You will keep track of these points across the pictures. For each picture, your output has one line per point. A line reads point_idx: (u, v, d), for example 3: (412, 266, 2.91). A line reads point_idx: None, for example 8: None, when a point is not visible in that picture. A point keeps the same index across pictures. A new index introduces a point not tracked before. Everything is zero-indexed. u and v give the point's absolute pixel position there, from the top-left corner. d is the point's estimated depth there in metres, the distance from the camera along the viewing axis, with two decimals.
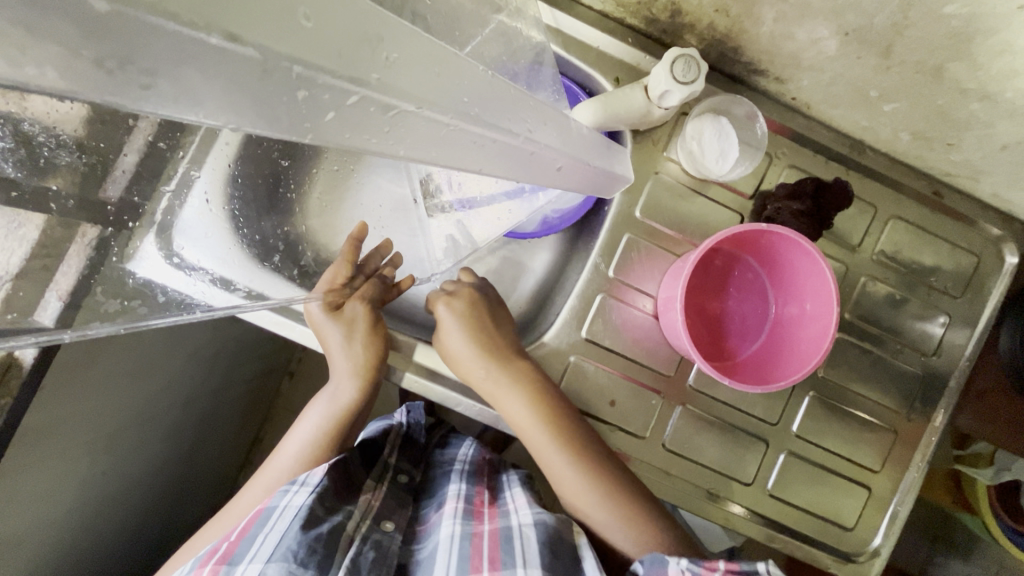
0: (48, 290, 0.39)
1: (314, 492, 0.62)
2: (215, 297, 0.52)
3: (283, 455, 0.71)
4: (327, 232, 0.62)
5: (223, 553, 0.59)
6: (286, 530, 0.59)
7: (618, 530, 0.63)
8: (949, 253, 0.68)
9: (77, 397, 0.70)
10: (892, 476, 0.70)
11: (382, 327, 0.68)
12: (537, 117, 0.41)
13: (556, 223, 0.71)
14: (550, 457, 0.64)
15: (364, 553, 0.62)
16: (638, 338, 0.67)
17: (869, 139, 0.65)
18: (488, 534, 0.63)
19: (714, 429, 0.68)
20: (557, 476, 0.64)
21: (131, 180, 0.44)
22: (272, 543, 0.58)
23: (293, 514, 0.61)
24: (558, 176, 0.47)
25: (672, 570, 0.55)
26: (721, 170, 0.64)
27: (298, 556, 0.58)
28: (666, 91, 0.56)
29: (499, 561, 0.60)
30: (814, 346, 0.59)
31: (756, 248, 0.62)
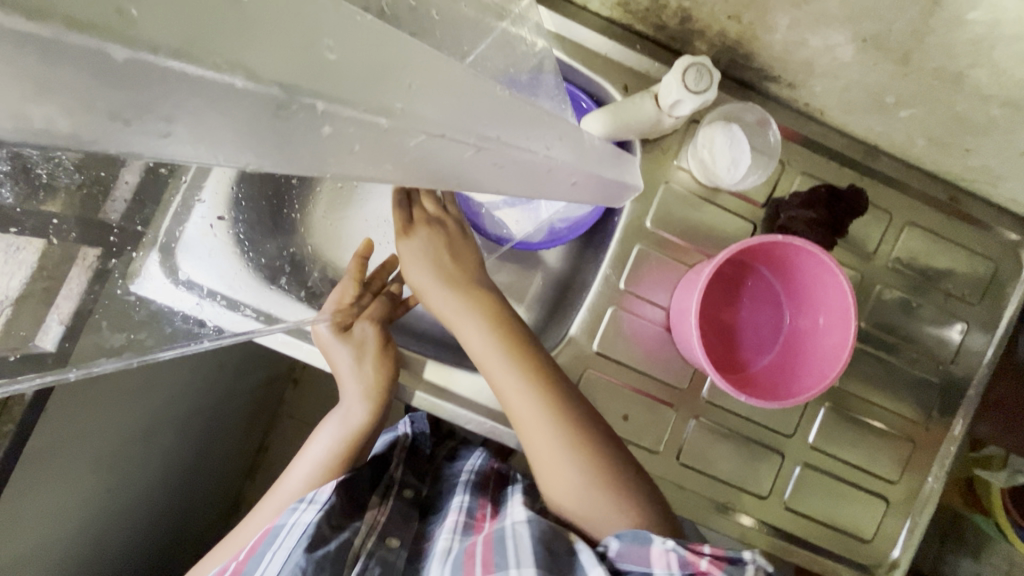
0: (49, 315, 0.38)
1: (322, 509, 0.63)
2: (211, 312, 0.52)
3: (293, 477, 0.70)
4: (331, 246, 0.63)
5: (232, 571, 0.62)
6: (294, 548, 0.60)
7: (601, 511, 0.59)
8: (966, 259, 0.67)
9: (80, 419, 0.69)
10: (910, 486, 0.68)
11: (392, 347, 0.68)
12: (556, 131, 0.40)
13: (565, 234, 0.69)
14: (535, 417, 0.59)
15: (370, 569, 0.62)
16: (650, 351, 0.66)
17: (884, 144, 0.63)
18: (483, 538, 0.61)
19: (728, 441, 0.67)
20: (534, 425, 0.59)
21: (131, 207, 0.41)
22: (280, 563, 0.59)
23: (301, 531, 0.62)
24: (572, 189, 0.46)
25: (655, 549, 0.53)
26: (733, 179, 0.62)
27: (304, 574, 0.59)
28: (678, 100, 0.54)
29: (490, 564, 0.57)
30: (830, 359, 0.57)
31: (769, 258, 0.61)
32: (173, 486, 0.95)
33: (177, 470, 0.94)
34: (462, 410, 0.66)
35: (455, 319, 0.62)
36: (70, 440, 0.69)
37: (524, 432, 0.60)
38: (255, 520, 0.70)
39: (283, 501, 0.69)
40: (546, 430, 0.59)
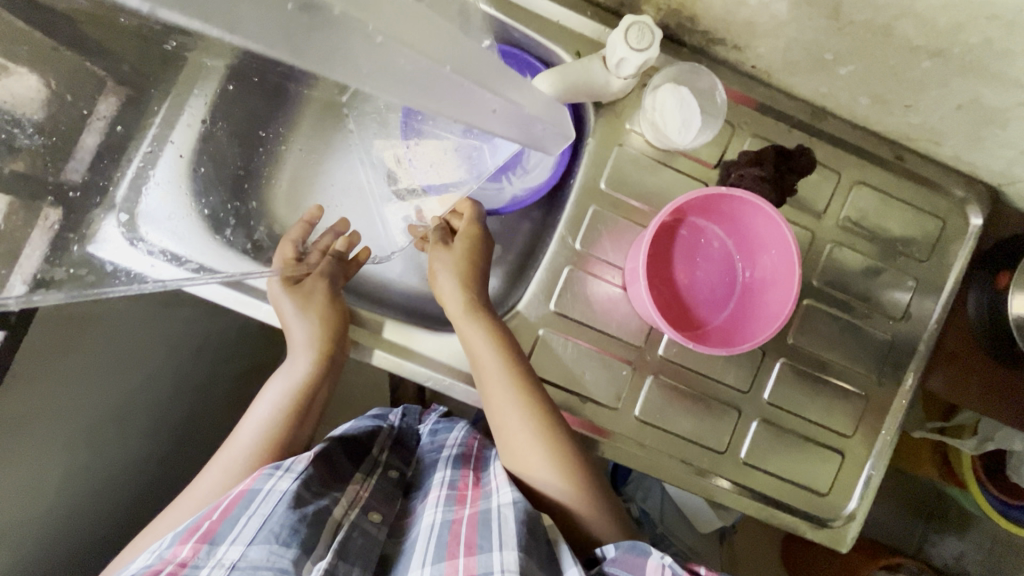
0: (12, 275, 0.45)
1: (299, 478, 0.62)
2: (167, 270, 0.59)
3: (242, 438, 0.69)
4: (284, 206, 0.66)
5: (204, 532, 0.58)
6: (271, 513, 0.58)
7: (542, 466, 0.63)
8: (914, 217, 0.69)
9: (48, 385, 0.71)
10: (866, 442, 0.70)
11: (340, 302, 0.72)
12: (472, 60, 0.47)
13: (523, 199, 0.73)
14: (490, 366, 0.64)
15: (352, 539, 0.61)
16: (608, 310, 0.67)
17: (830, 105, 0.65)
18: (467, 521, 0.61)
19: (685, 399, 0.68)
20: (491, 382, 0.63)
21: (94, 156, 0.50)
22: (256, 525, 0.57)
23: (278, 498, 0.60)
24: (495, 123, 0.51)
25: (652, 562, 0.55)
26: (685, 141, 0.64)
27: (281, 535, 0.57)
28: (622, 59, 0.57)
29: (475, 546, 0.58)
30: (777, 309, 0.60)
31: (718, 214, 0.63)
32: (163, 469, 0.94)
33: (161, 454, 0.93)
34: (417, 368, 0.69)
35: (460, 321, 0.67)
36: (44, 403, 0.71)
37: (485, 394, 0.65)
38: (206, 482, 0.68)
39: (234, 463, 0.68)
40: (500, 384, 0.63)
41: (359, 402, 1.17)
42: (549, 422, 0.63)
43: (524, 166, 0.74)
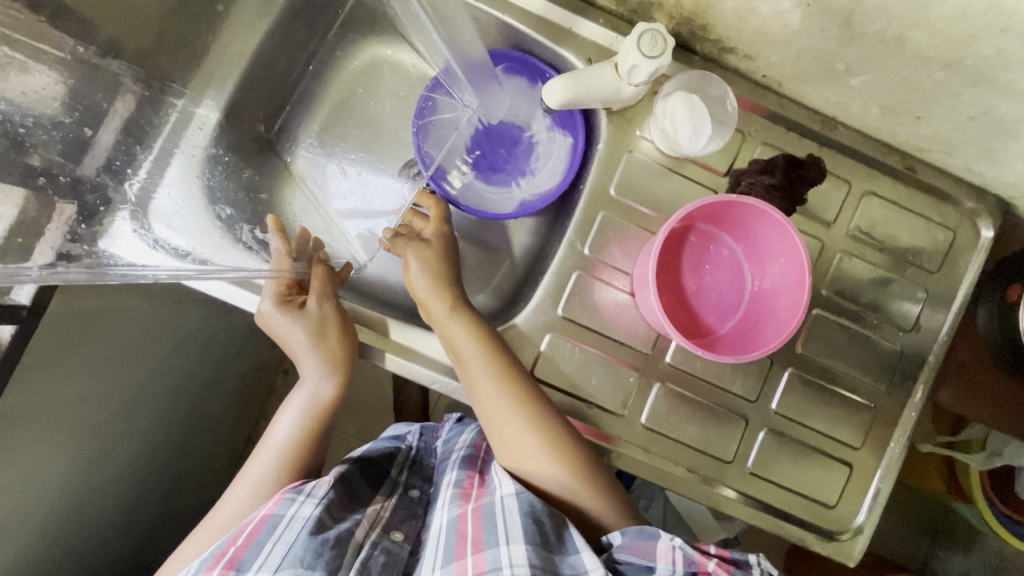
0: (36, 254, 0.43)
1: (321, 503, 0.62)
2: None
3: (263, 458, 0.69)
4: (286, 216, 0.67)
5: (230, 558, 0.57)
6: (295, 540, 0.58)
7: (537, 458, 0.62)
8: (923, 228, 0.69)
9: (61, 383, 0.71)
10: (874, 453, 0.69)
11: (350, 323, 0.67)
12: None
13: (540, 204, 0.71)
14: (472, 358, 0.64)
15: (374, 558, 0.61)
16: (615, 316, 0.67)
17: (841, 115, 0.66)
18: (470, 516, 0.61)
19: (690, 407, 0.67)
20: (475, 374, 0.63)
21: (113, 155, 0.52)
22: (281, 553, 0.57)
23: (301, 524, 0.60)
24: None
25: (661, 545, 0.55)
26: (695, 148, 0.64)
27: (306, 558, 0.57)
28: (634, 66, 0.57)
29: (482, 541, 0.58)
30: (787, 317, 0.59)
31: (728, 221, 0.63)
32: (160, 466, 0.94)
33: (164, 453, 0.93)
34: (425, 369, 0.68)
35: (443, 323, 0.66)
36: (53, 401, 0.71)
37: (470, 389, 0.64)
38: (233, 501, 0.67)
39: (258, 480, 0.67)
40: (484, 378, 0.63)
41: (364, 405, 1.17)
42: (538, 411, 0.63)
43: (531, 177, 0.75)
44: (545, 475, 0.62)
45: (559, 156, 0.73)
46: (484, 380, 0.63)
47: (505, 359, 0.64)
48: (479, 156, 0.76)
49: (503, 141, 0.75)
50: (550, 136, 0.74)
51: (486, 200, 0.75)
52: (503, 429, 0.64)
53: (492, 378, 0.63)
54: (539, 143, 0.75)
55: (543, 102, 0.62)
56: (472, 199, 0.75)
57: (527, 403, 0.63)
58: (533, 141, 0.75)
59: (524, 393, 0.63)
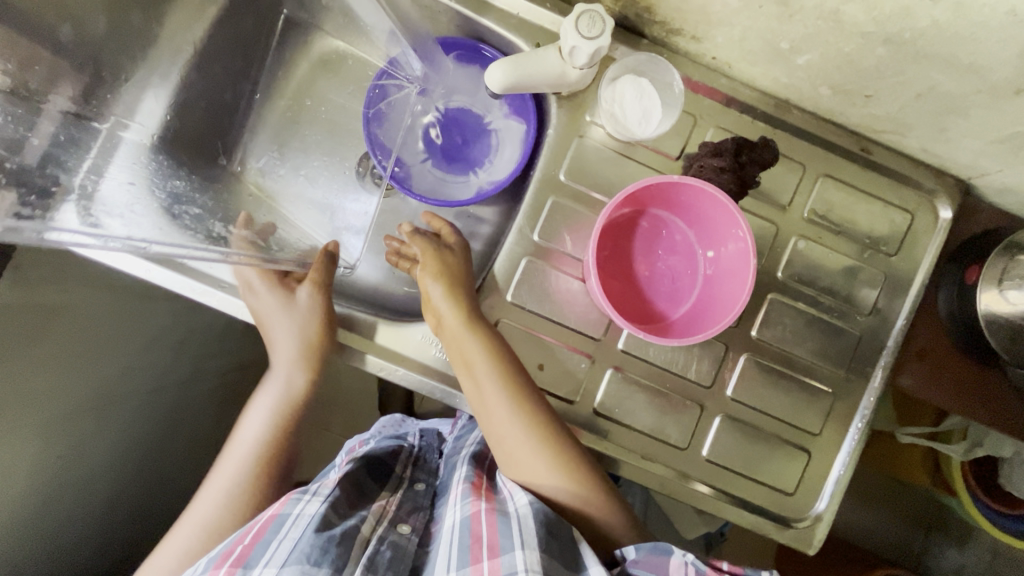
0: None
1: (327, 500, 0.61)
2: (144, 270, 0.63)
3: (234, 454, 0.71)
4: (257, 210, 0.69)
5: (238, 556, 0.55)
6: (300, 536, 0.56)
7: (548, 475, 0.61)
8: (880, 210, 0.68)
9: (18, 375, 0.71)
10: (833, 440, 0.68)
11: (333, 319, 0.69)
12: None
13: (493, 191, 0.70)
14: (485, 377, 0.62)
15: (380, 553, 0.58)
16: (567, 302, 0.66)
17: (793, 97, 0.65)
18: (482, 514, 0.58)
19: (645, 394, 0.66)
20: (488, 393, 0.62)
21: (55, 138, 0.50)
22: (288, 546, 0.55)
23: (306, 521, 0.58)
24: None
25: (674, 561, 0.53)
26: (646, 133, 0.64)
27: (312, 555, 0.54)
28: (574, 49, 0.57)
29: (498, 546, 0.54)
30: (734, 299, 0.58)
31: (680, 207, 0.63)
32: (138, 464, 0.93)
33: (140, 448, 0.92)
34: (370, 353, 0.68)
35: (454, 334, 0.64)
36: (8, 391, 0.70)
37: (481, 404, 0.63)
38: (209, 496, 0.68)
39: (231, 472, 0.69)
40: (495, 390, 0.61)
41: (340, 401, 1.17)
42: (547, 424, 0.62)
43: (488, 167, 0.75)
44: (552, 488, 0.61)
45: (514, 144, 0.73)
46: (495, 391, 0.61)
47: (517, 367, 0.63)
48: (435, 147, 0.75)
49: (460, 131, 0.75)
50: (505, 126, 0.74)
51: (442, 191, 0.75)
52: (512, 442, 0.62)
53: (502, 390, 0.61)
54: (496, 134, 0.74)
55: (488, 87, 0.62)
56: (427, 190, 0.75)
57: (536, 416, 0.62)
58: (490, 132, 0.75)
59: (534, 405, 0.62)
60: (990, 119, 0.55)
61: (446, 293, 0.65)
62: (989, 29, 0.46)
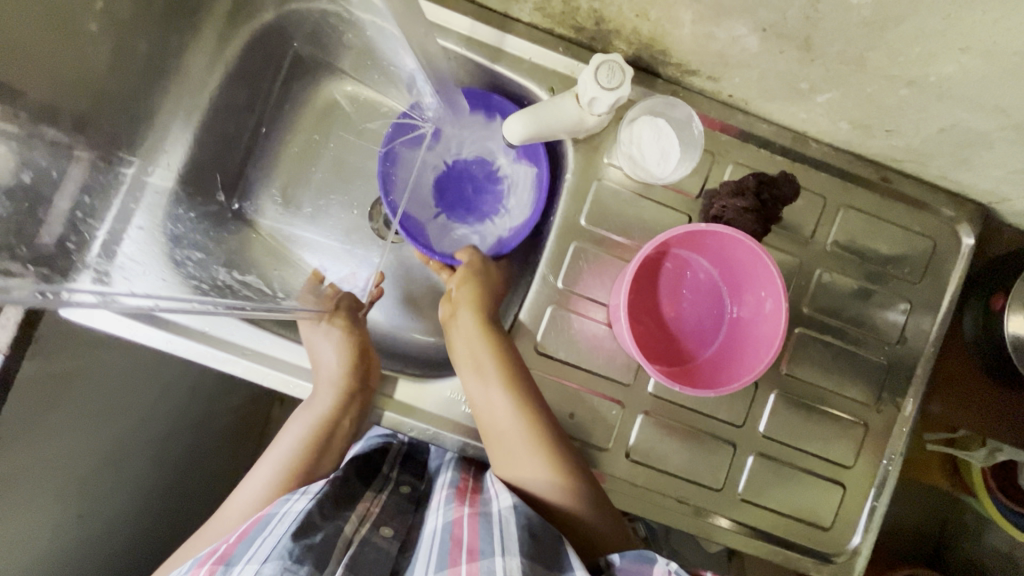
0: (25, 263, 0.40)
1: (315, 497, 0.59)
2: (150, 335, 0.61)
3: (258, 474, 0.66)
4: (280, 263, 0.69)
5: (221, 554, 0.54)
6: (284, 532, 0.54)
7: (535, 472, 0.61)
8: (902, 238, 0.67)
9: (44, 442, 0.68)
10: (867, 470, 0.67)
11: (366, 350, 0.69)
12: None
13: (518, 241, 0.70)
14: (484, 373, 0.63)
15: (363, 554, 0.57)
16: (594, 348, 0.66)
17: (811, 130, 0.64)
18: (467, 518, 0.57)
19: (677, 436, 0.66)
20: (482, 386, 0.63)
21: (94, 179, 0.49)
22: (271, 543, 0.53)
23: (293, 518, 0.56)
24: None
25: (658, 569, 0.52)
26: (664, 173, 0.63)
27: (295, 553, 0.53)
28: (593, 98, 0.56)
29: (478, 550, 0.53)
30: (766, 342, 0.58)
31: (706, 248, 0.62)
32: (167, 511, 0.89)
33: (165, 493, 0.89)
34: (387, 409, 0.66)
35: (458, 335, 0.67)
36: (37, 463, 0.68)
37: (476, 396, 0.64)
38: (240, 501, 0.65)
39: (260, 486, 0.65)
40: (490, 385, 0.63)
41: None
42: (540, 424, 0.62)
43: (503, 214, 0.75)
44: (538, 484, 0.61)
45: (529, 191, 0.72)
46: (490, 387, 0.63)
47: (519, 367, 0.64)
48: (449, 199, 0.75)
49: (472, 180, 0.75)
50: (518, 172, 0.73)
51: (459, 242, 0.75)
52: (500, 438, 0.63)
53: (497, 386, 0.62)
54: (507, 181, 0.74)
55: (506, 137, 0.61)
56: (445, 243, 0.74)
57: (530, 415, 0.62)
58: (502, 178, 0.74)
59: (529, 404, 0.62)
60: (1013, 152, 0.55)
61: (469, 299, 0.68)
62: (1018, 74, 0.45)
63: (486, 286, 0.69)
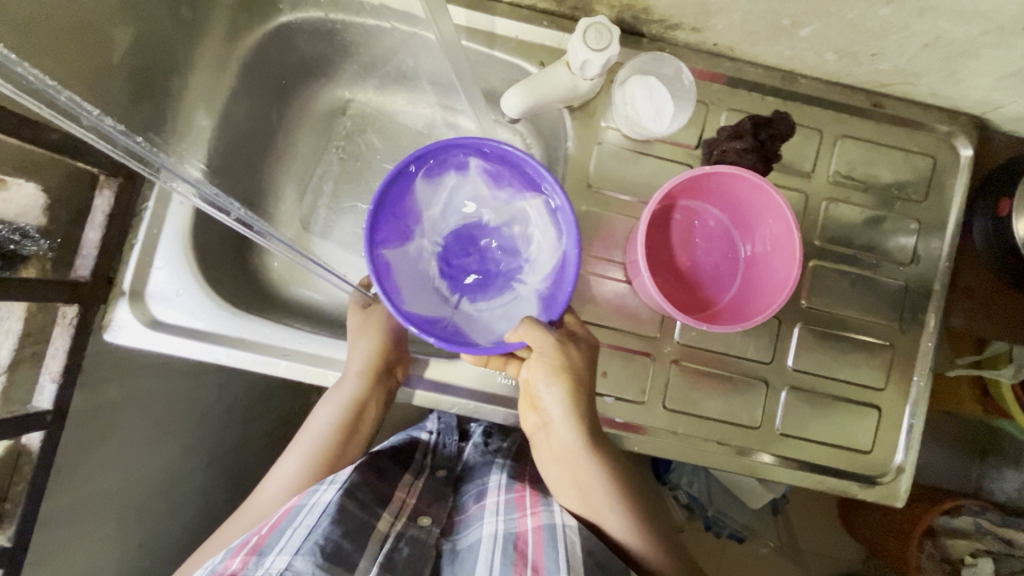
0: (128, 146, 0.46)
1: (342, 488, 0.61)
2: (188, 348, 0.64)
3: (288, 459, 0.67)
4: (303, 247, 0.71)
5: (254, 544, 0.55)
6: (315, 524, 0.56)
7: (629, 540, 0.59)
8: (901, 160, 0.69)
9: (98, 471, 0.70)
10: (900, 391, 0.68)
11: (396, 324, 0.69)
12: None
13: (568, 300, 0.59)
14: (577, 455, 0.61)
15: (399, 549, 0.59)
16: (617, 306, 0.67)
17: (798, 67, 0.66)
18: (534, 530, 0.58)
19: (709, 381, 0.67)
20: (576, 467, 0.61)
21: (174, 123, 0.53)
22: (301, 535, 0.55)
23: (322, 510, 0.58)
24: None
25: None
26: (660, 128, 0.65)
27: (327, 548, 0.54)
28: (585, 62, 0.57)
29: (542, 566, 0.54)
30: (783, 274, 0.59)
31: (711, 193, 0.63)
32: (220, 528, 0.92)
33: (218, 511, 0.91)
34: (418, 388, 0.68)
35: (546, 416, 0.62)
36: (95, 495, 0.70)
37: (567, 473, 0.62)
38: (267, 492, 0.66)
39: (287, 473, 0.66)
40: (588, 466, 0.60)
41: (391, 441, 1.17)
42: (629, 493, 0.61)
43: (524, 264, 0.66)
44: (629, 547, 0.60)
45: (546, 228, 0.64)
46: (585, 467, 0.61)
47: (606, 444, 0.61)
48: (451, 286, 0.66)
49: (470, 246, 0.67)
50: (522, 211, 0.66)
51: (501, 326, 0.64)
52: (594, 510, 0.61)
53: (592, 465, 0.60)
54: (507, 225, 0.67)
55: (503, 113, 0.63)
56: (480, 329, 0.64)
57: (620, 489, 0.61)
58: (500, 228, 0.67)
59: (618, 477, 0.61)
60: (999, 56, 0.56)
61: (562, 402, 0.60)
62: None
63: (578, 372, 0.60)
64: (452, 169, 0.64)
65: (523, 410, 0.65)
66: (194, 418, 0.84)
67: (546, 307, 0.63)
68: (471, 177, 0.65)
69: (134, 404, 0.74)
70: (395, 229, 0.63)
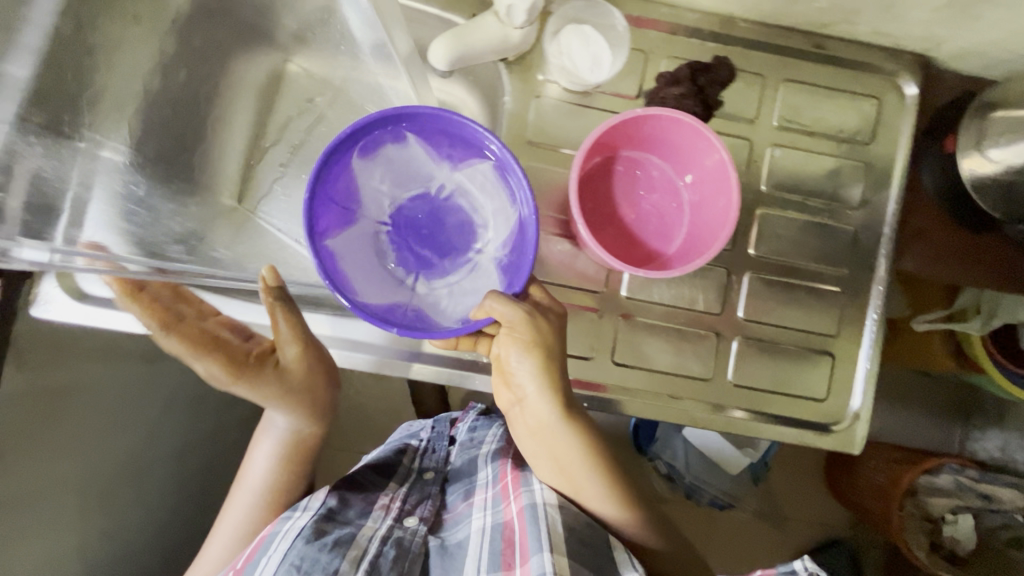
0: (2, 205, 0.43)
1: (317, 512, 0.63)
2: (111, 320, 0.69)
3: (240, 502, 0.72)
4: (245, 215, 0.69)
5: None
6: (290, 548, 0.59)
7: (605, 506, 0.62)
8: (845, 103, 0.68)
9: (53, 458, 0.68)
10: (854, 338, 0.68)
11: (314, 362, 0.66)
12: None
13: (530, 269, 0.58)
14: (554, 429, 0.61)
15: (384, 553, 0.61)
16: (562, 261, 0.66)
17: (736, 10, 0.65)
18: (517, 516, 0.60)
19: (659, 334, 0.66)
20: (553, 440, 0.62)
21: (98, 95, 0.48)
22: (278, 559, 0.58)
23: (298, 533, 0.60)
24: None
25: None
26: (599, 78, 0.64)
27: (303, 565, 0.58)
28: (511, 6, 0.57)
29: (526, 552, 0.56)
30: (725, 218, 0.59)
31: (650, 141, 0.62)
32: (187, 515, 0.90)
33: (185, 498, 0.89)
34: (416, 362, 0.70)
35: (521, 393, 0.62)
36: (47, 484, 0.68)
37: (543, 447, 0.63)
38: (221, 537, 0.71)
39: (241, 516, 0.71)
40: (564, 439, 0.61)
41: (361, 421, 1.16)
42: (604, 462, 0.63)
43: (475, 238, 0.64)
44: (604, 512, 0.63)
45: (496, 197, 0.63)
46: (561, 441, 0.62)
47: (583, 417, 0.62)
48: (405, 266, 0.63)
49: (417, 221, 0.64)
50: (465, 182, 0.64)
51: (461, 303, 0.62)
52: (570, 479, 0.63)
53: (569, 439, 0.61)
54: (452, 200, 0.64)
55: (434, 68, 0.62)
56: (437, 308, 0.62)
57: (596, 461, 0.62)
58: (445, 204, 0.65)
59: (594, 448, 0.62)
60: None
61: (536, 378, 0.60)
62: None
63: (551, 347, 0.59)
64: (389, 142, 0.61)
65: (496, 386, 0.65)
66: (155, 404, 0.82)
67: (508, 279, 0.61)
68: (410, 151, 0.62)
69: (83, 388, 0.72)
70: (336, 212, 0.60)
